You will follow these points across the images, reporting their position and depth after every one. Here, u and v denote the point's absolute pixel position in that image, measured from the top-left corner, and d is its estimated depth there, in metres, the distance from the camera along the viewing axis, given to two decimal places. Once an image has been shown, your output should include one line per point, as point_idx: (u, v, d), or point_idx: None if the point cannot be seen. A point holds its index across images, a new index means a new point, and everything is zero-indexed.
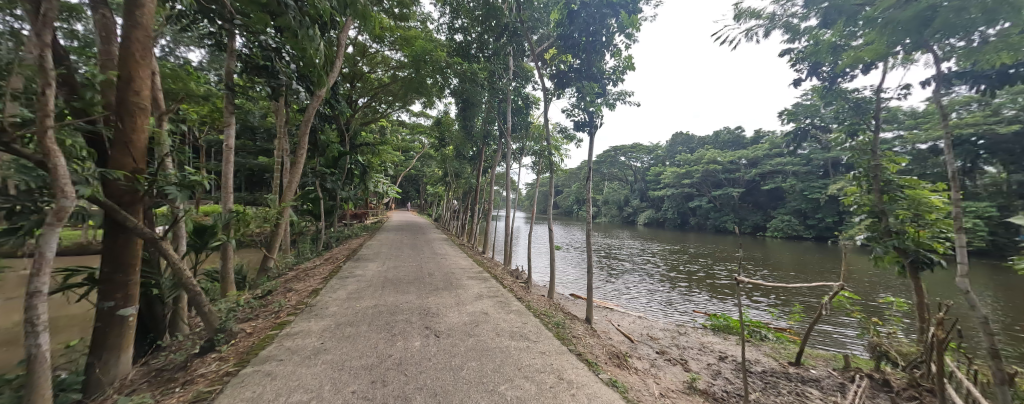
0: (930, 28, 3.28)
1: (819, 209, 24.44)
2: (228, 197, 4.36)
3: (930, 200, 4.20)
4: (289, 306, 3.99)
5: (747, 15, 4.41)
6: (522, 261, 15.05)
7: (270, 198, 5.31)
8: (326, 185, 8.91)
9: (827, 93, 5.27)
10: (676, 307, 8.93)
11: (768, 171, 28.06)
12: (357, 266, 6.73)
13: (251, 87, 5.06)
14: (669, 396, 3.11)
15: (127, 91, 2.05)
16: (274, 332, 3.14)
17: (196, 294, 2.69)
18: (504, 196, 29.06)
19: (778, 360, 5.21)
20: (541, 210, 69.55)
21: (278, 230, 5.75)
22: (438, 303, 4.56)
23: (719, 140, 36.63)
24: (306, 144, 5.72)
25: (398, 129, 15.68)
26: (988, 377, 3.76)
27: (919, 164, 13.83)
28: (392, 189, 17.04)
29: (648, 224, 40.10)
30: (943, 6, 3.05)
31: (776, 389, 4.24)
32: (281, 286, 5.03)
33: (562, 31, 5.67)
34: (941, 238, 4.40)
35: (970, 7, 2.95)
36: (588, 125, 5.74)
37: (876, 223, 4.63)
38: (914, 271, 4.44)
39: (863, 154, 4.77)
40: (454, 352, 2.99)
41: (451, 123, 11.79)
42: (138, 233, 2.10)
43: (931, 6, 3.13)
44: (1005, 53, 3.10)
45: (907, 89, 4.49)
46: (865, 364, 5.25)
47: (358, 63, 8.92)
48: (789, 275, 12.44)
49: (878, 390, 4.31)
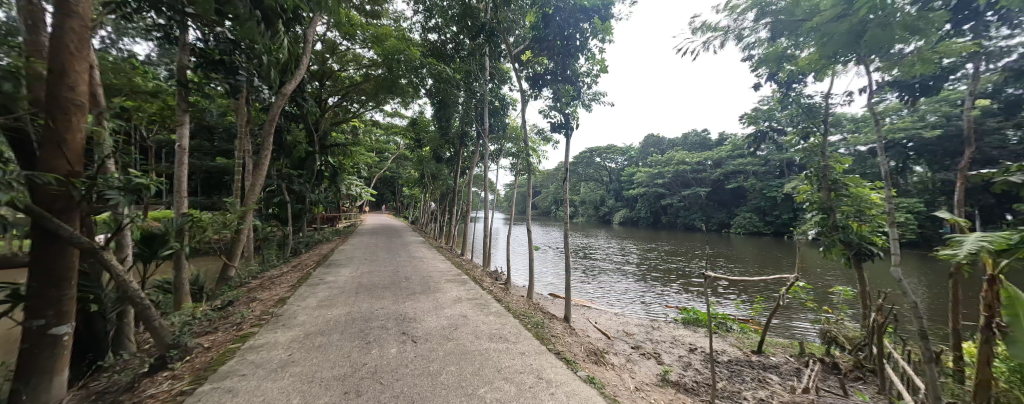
0: (861, 41, 3.48)
1: (777, 207, 26.36)
2: (182, 201, 4.03)
3: (871, 197, 4.73)
4: (252, 317, 3.75)
5: (705, 28, 4.66)
6: (501, 262, 15.07)
7: (230, 202, 4.97)
8: (293, 187, 8.52)
9: (785, 98, 5.60)
10: (650, 303, 9.25)
11: (732, 171, 29.86)
12: (329, 272, 6.45)
13: (208, 83, 4.73)
14: (644, 389, 3.25)
15: (59, 86, 1.84)
16: (236, 345, 2.94)
17: (144, 308, 2.46)
18: (482, 198, 29.01)
19: (742, 349, 5.56)
20: (519, 211, 70.19)
21: (239, 236, 5.39)
22: (416, 307, 4.45)
23: (688, 142, 38.63)
24: (271, 145, 5.38)
25: (373, 130, 15.21)
26: (919, 356, 4.22)
27: (860, 164, 15.45)
28: (366, 191, 16.44)
29: (624, 224, 41.41)
30: (871, 20, 3.28)
31: (741, 376, 4.51)
32: (244, 296, 4.71)
33: (538, 34, 5.78)
34: (878, 231, 4.92)
35: (892, 24, 3.22)
36: (565, 126, 5.85)
37: (825, 219, 5.06)
38: (857, 262, 4.92)
39: (814, 156, 5.28)
40: (432, 357, 2.93)
41: (429, 124, 11.68)
42: (73, 243, 1.89)
43: (863, 20, 3.35)
44: (920, 64, 3.42)
45: (850, 95, 4.90)
46: (818, 349, 5.73)
47: (327, 61, 8.65)
48: (753, 270, 13.24)
49: (829, 373, 4.69)
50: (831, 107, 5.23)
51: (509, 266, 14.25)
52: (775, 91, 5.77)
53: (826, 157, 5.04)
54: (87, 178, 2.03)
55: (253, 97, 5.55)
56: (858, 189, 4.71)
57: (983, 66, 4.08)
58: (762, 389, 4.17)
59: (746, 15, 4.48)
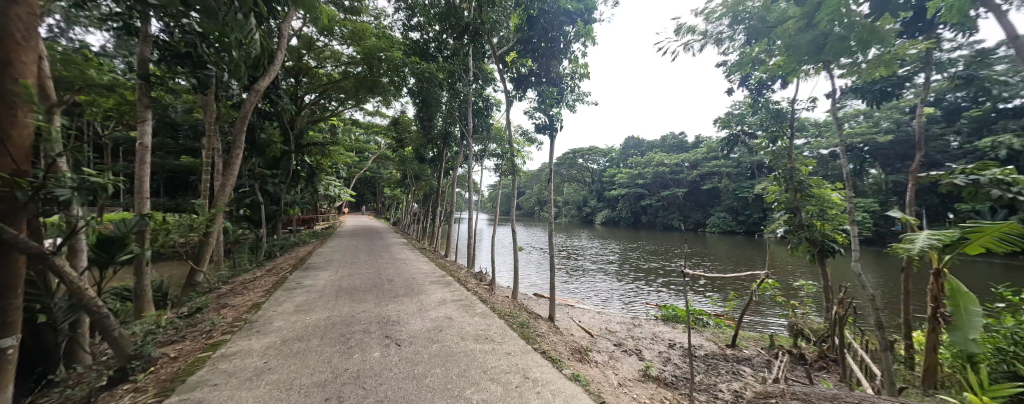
0: (822, 52, 3.68)
1: (748, 207, 27.75)
2: (143, 203, 3.75)
3: (832, 198, 5.06)
4: (224, 324, 3.54)
5: (683, 30, 4.83)
6: (486, 263, 15.00)
7: (197, 203, 4.67)
8: (266, 188, 8.13)
9: (755, 102, 5.88)
10: (631, 301, 9.48)
11: (707, 172, 31.12)
12: (306, 276, 6.19)
13: (172, 76, 4.45)
14: (627, 385, 3.33)
15: (2, 78, 1.67)
16: (207, 353, 2.77)
17: (101, 316, 2.28)
18: (467, 198, 28.75)
19: (717, 343, 5.80)
20: (503, 212, 70.25)
21: (207, 239, 5.08)
22: (399, 310, 4.36)
23: (666, 144, 39.97)
24: (243, 143, 5.12)
25: (352, 129, 14.79)
26: (875, 346, 4.56)
27: (822, 167, 16.55)
28: (345, 192, 15.94)
29: (606, 224, 42.29)
30: (834, 33, 3.46)
31: (716, 369, 4.70)
32: (213, 302, 4.45)
33: (523, 35, 5.79)
34: (839, 229, 5.27)
35: (852, 35, 3.43)
36: (549, 128, 5.91)
37: (792, 218, 5.38)
38: (821, 258, 5.25)
39: (782, 158, 5.58)
40: (417, 360, 2.88)
41: (411, 123, 11.49)
42: (20, 249, 1.73)
43: (825, 33, 3.53)
44: (881, 67, 3.70)
45: (813, 101, 5.23)
46: (786, 341, 6.08)
47: (303, 57, 8.35)
48: (728, 268, 13.82)
49: (796, 363, 4.97)
50: (796, 111, 5.55)
51: (493, 266, 14.23)
52: (747, 96, 6.04)
53: (792, 160, 5.35)
54: (35, 179, 1.85)
55: (222, 93, 5.26)
56: (820, 190, 5.04)
57: (931, 75, 4.43)
58: (736, 381, 4.36)
59: (723, 20, 4.69)
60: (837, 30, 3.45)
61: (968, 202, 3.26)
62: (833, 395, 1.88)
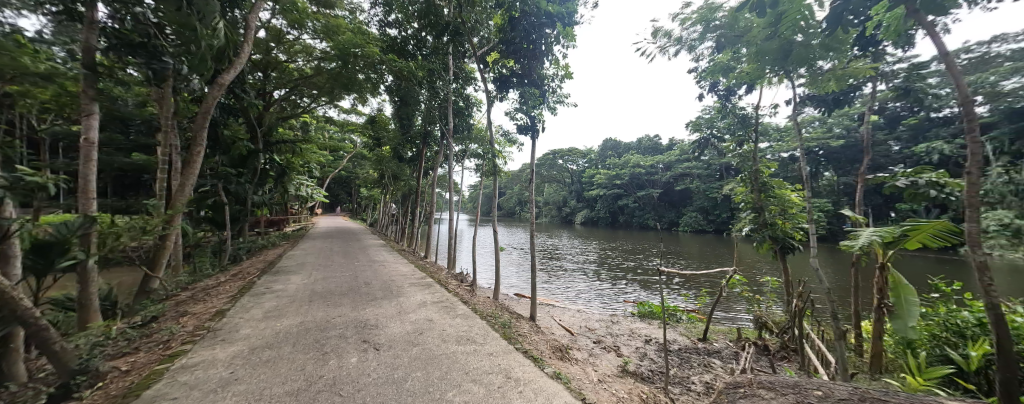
0: (786, 59, 3.90)
1: (717, 206, 29.25)
2: (90, 203, 3.40)
3: (791, 198, 5.46)
4: (184, 333, 3.29)
5: (660, 34, 5.03)
6: (466, 264, 14.87)
7: (151, 204, 4.31)
8: (230, 187, 7.63)
9: (724, 107, 6.21)
10: (609, 299, 9.72)
11: (680, 173, 32.52)
12: (276, 280, 5.87)
13: (123, 67, 4.10)
14: (606, 381, 3.40)
15: None
16: (164, 365, 2.55)
17: (39, 330, 2.10)
18: (447, 198, 28.34)
19: (690, 337, 6.07)
20: (483, 212, 70.02)
21: (164, 242, 4.70)
22: (377, 314, 4.23)
23: (642, 146, 41.39)
24: (205, 140, 4.78)
25: (325, 126, 14.20)
26: (830, 336, 4.93)
27: (783, 169, 17.72)
28: (318, 192, 15.27)
29: (585, 224, 43.17)
30: (797, 42, 3.66)
31: (689, 362, 4.92)
32: (171, 311, 4.12)
33: (505, 36, 5.78)
34: (798, 228, 5.65)
35: (812, 44, 3.65)
36: (531, 129, 5.96)
37: (757, 217, 5.72)
38: (782, 255, 5.60)
39: (747, 160, 5.92)
40: (397, 364, 2.81)
41: (388, 122, 11.19)
42: None
43: (789, 41, 3.72)
44: (833, 80, 4.04)
45: (775, 107, 5.59)
46: (751, 333, 6.46)
47: (272, 50, 7.91)
48: (700, 265, 14.47)
49: (761, 354, 5.30)
50: (760, 117, 5.92)
51: (474, 267, 14.12)
52: (716, 101, 6.35)
53: (757, 162, 5.71)
54: None
55: (181, 86, 4.91)
56: (781, 191, 5.41)
57: (876, 86, 4.88)
58: (707, 373, 4.57)
59: (695, 28, 4.93)
60: (798, 39, 3.65)
61: (909, 201, 3.57)
62: (794, 381, 2.03)
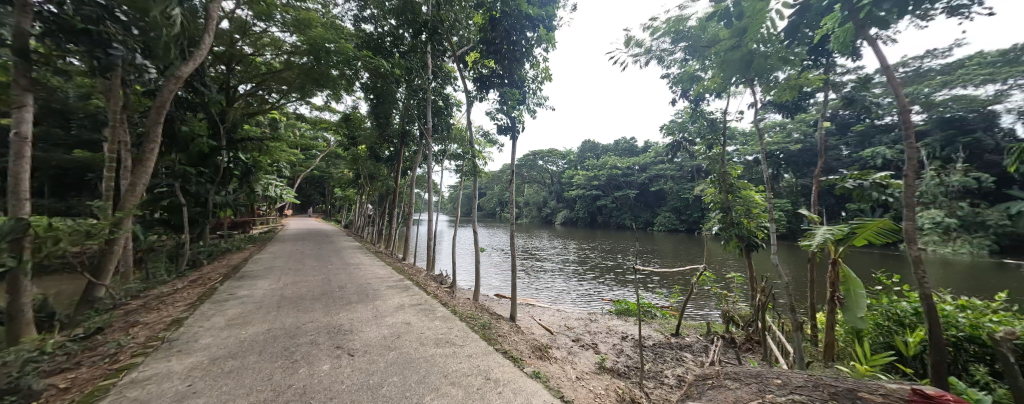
0: (748, 69, 4.13)
1: (689, 206, 30.61)
2: (23, 204, 3.06)
3: (754, 199, 5.82)
4: (135, 344, 3.04)
5: (632, 43, 5.21)
6: (446, 266, 14.67)
7: (97, 205, 3.94)
8: (189, 187, 7.11)
9: (695, 112, 6.48)
10: (587, 298, 9.92)
11: (655, 174, 33.76)
12: (241, 286, 5.53)
13: (61, 55, 3.72)
14: (584, 378, 3.47)
15: None
16: (111, 381, 2.34)
17: None
18: (425, 199, 27.69)
19: (663, 333, 6.31)
20: (463, 212, 69.49)
21: (112, 247, 4.32)
22: (352, 318, 4.09)
23: (619, 148, 42.65)
24: (160, 136, 4.43)
25: (296, 123, 13.56)
26: (789, 327, 5.29)
27: (748, 171, 18.82)
28: (288, 192, 14.55)
29: (564, 225, 43.83)
30: (758, 52, 3.88)
31: (662, 357, 5.11)
32: (118, 321, 3.78)
33: (486, 36, 5.72)
34: (762, 226, 6.00)
35: (771, 56, 3.89)
36: (511, 129, 5.97)
37: (725, 217, 6.06)
38: (748, 252, 5.93)
39: (717, 163, 6.23)
40: (372, 369, 2.73)
41: (363, 120, 10.86)
42: None
43: (751, 51, 3.93)
44: (788, 90, 4.33)
45: (741, 113, 5.89)
46: (720, 327, 6.79)
47: (237, 43, 7.46)
48: (673, 263, 15.08)
49: (728, 347, 5.59)
50: (727, 122, 6.21)
51: (453, 269, 13.95)
52: (688, 106, 6.61)
53: (725, 165, 6.02)
54: None
55: (133, 77, 4.54)
56: (747, 192, 5.73)
57: (828, 95, 5.27)
58: (679, 366, 4.78)
59: (664, 38, 5.14)
60: (759, 49, 3.87)
61: (856, 201, 3.89)
62: (756, 371, 2.15)
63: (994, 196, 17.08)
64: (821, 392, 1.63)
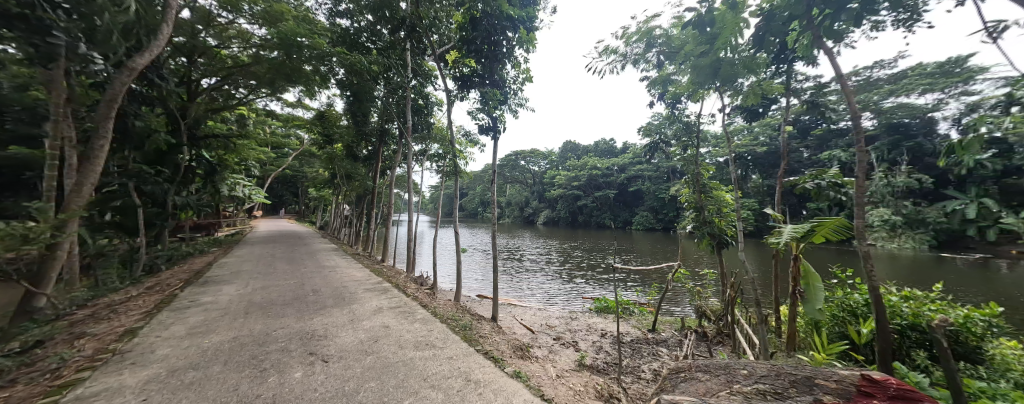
0: (716, 75, 4.34)
1: (665, 206, 31.72)
2: None
3: (725, 198, 6.10)
4: (81, 358, 2.79)
5: (608, 50, 5.34)
6: (427, 267, 14.43)
7: (36, 206, 3.59)
8: (145, 187, 6.61)
9: (671, 114, 6.67)
10: (568, 297, 10.01)
11: (633, 175, 34.73)
12: (205, 291, 5.21)
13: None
14: (564, 376, 3.53)
15: None
16: (51, 398, 2.13)
17: None
18: (405, 199, 26.01)
19: (641, 329, 6.49)
20: (445, 213, 68.71)
21: (54, 252, 3.95)
22: (327, 323, 3.94)
23: (598, 149, 43.57)
24: (110, 131, 4.09)
25: (266, 120, 12.91)
26: (755, 320, 5.60)
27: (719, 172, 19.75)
28: (258, 192, 13.85)
29: (546, 224, 44.23)
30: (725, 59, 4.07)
31: (640, 353, 5.26)
32: (62, 333, 3.45)
33: (466, 35, 5.63)
34: (732, 225, 6.29)
35: (738, 62, 4.09)
36: (492, 129, 5.95)
37: (698, 216, 6.32)
38: (719, 249, 6.22)
39: (691, 164, 6.45)
40: (347, 376, 2.64)
41: (339, 118, 10.48)
42: None
43: (718, 58, 4.12)
44: (753, 95, 4.57)
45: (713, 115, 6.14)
46: (693, 322, 7.07)
47: (200, 34, 7.02)
48: (650, 261, 15.58)
49: (701, 340, 5.83)
50: (700, 124, 6.46)
51: (434, 270, 13.73)
52: (665, 108, 6.81)
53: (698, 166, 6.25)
54: None
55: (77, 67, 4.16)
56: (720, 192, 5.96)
57: (791, 100, 5.58)
58: (655, 361, 4.93)
59: (639, 44, 5.28)
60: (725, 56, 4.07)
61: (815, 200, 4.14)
62: (723, 362, 2.26)
63: (934, 195, 18.79)
64: (782, 380, 1.74)
